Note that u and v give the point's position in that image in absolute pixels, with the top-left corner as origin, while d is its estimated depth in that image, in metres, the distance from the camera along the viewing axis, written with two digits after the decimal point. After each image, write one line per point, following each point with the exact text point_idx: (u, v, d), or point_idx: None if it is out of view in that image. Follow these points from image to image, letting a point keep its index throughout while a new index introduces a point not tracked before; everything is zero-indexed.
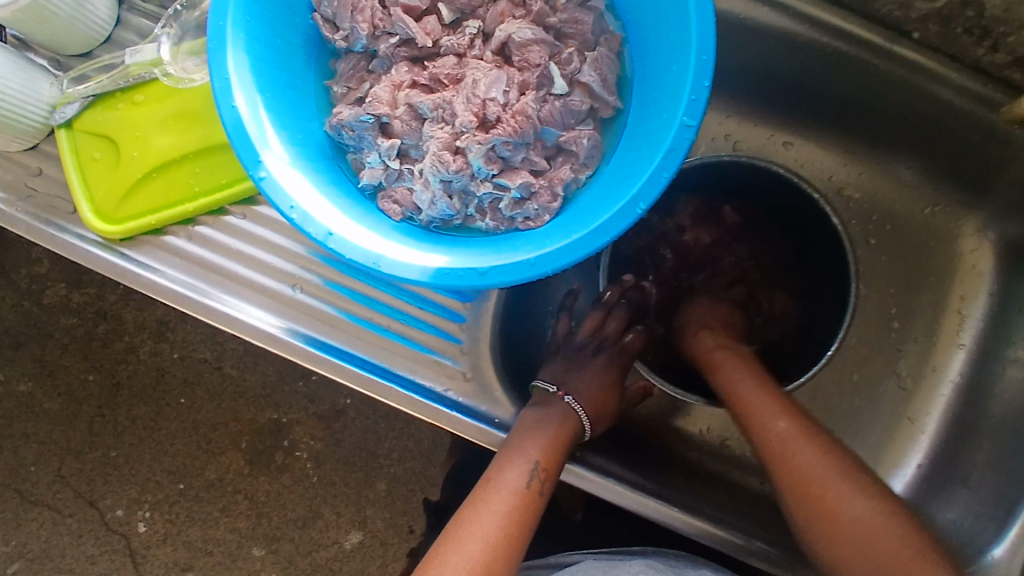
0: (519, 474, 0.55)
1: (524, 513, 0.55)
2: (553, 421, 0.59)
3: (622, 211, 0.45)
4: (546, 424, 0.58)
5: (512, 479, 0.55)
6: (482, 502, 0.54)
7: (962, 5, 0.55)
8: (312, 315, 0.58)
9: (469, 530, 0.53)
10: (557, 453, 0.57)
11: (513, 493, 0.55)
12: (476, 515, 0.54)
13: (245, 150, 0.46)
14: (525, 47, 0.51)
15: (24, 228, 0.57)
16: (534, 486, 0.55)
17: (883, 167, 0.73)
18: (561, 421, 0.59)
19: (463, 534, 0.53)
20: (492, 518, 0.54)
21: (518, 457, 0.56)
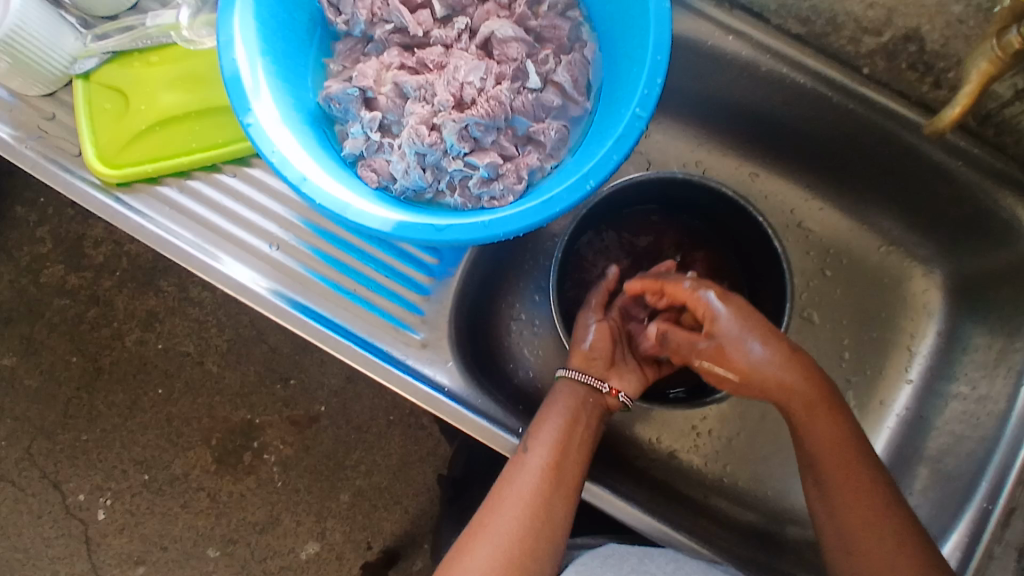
0: (537, 453, 0.58)
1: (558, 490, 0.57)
2: (566, 399, 0.61)
3: (573, 186, 0.49)
4: (559, 404, 0.61)
5: (532, 460, 0.57)
6: (505, 486, 0.57)
7: (905, 40, 0.60)
8: (286, 274, 0.61)
9: (498, 512, 0.56)
10: (571, 431, 0.59)
11: (534, 472, 0.57)
12: (502, 499, 0.56)
13: (238, 99, 0.50)
14: (504, 43, 0.57)
15: (31, 164, 0.63)
16: (564, 465, 0.58)
17: (843, 205, 0.77)
18: (575, 401, 0.61)
19: (494, 516, 0.56)
20: (518, 499, 0.56)
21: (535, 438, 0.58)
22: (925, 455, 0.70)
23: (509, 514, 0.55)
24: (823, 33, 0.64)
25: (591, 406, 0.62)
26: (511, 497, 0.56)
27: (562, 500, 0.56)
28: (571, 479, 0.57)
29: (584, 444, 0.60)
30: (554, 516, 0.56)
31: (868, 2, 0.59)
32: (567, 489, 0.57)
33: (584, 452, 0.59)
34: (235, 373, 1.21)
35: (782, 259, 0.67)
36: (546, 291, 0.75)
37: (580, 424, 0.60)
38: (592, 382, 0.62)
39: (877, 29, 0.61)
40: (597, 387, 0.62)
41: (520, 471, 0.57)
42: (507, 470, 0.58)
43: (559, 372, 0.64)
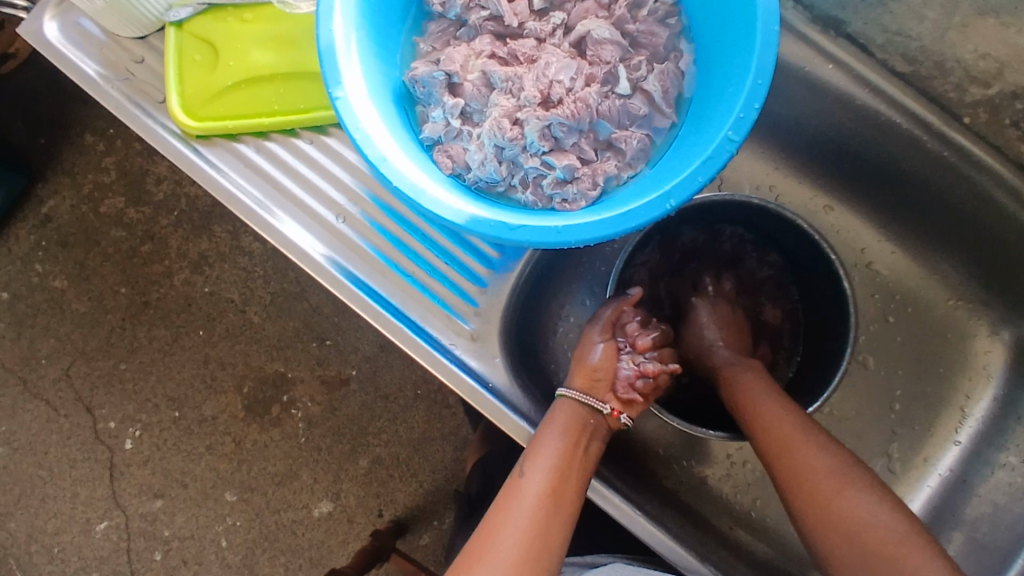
0: (534, 477, 0.56)
1: (554, 521, 0.55)
2: (563, 418, 0.59)
3: (652, 203, 0.48)
4: (556, 423, 0.59)
5: (529, 484, 0.56)
6: (501, 510, 0.55)
7: (1012, 97, 0.60)
8: (348, 247, 0.61)
9: (493, 539, 0.54)
10: (570, 453, 0.57)
11: (530, 497, 0.56)
12: (498, 524, 0.55)
13: (329, 70, 0.50)
14: (599, 45, 0.56)
15: (114, 104, 0.64)
16: (562, 493, 0.56)
17: (916, 251, 0.74)
18: (572, 421, 0.59)
19: (490, 543, 0.54)
20: (516, 524, 0.54)
21: (533, 460, 0.57)
22: (961, 521, 0.68)
23: (506, 541, 0.53)
24: (926, 76, 0.63)
25: (587, 426, 0.60)
26: (507, 522, 0.54)
27: (561, 528, 0.55)
28: (570, 505, 0.56)
29: (584, 467, 0.58)
30: (552, 543, 0.54)
31: (981, 53, 0.59)
32: (565, 514, 0.55)
33: (584, 475, 0.58)
34: (274, 326, 1.23)
35: (850, 301, 0.65)
36: (596, 297, 0.74)
37: (581, 447, 0.58)
38: (593, 403, 0.61)
39: (985, 81, 0.60)
40: (597, 408, 0.61)
41: (516, 496, 0.56)
42: (504, 495, 0.57)
43: (560, 390, 0.61)
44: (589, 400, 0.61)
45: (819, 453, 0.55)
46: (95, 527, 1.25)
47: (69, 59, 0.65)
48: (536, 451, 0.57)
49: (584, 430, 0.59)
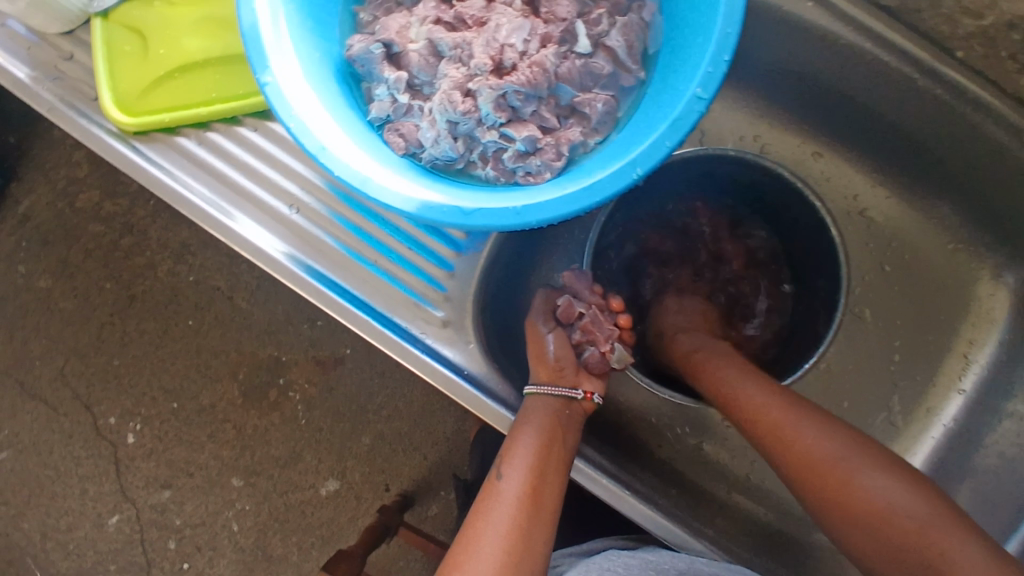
0: (507, 480, 0.53)
1: (533, 524, 0.51)
2: (536, 415, 0.54)
3: (618, 173, 0.44)
4: (530, 419, 0.55)
5: (502, 487, 0.53)
6: (478, 520, 0.52)
7: (1008, 28, 0.52)
8: (303, 239, 0.58)
9: (468, 555, 0.50)
10: (548, 448, 0.53)
11: (510, 501, 0.52)
12: (477, 536, 0.51)
13: (255, 54, 0.46)
14: (553, 1, 0.52)
15: (46, 107, 0.59)
16: (539, 493, 0.52)
17: (912, 194, 0.70)
18: (545, 419, 0.55)
19: (467, 556, 0.50)
20: (493, 533, 0.51)
21: (508, 463, 0.54)
22: (968, 472, 0.65)
23: (481, 554, 0.50)
24: (915, 10, 0.56)
25: (567, 415, 0.56)
26: (486, 532, 0.51)
27: (541, 532, 0.52)
28: (549, 505, 0.53)
29: (563, 460, 0.54)
30: (532, 548, 0.51)
31: None
32: (545, 515, 0.52)
33: (563, 473, 0.54)
34: (264, 310, 1.21)
35: (838, 248, 0.62)
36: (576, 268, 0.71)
37: (559, 440, 0.54)
38: (565, 391, 0.56)
39: (977, 11, 0.53)
40: (571, 396, 0.57)
41: (495, 501, 0.52)
42: (481, 503, 0.53)
43: (528, 388, 0.56)
44: (555, 389, 0.56)
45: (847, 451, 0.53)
46: (106, 521, 1.25)
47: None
48: (507, 448, 0.54)
49: (563, 421, 0.55)
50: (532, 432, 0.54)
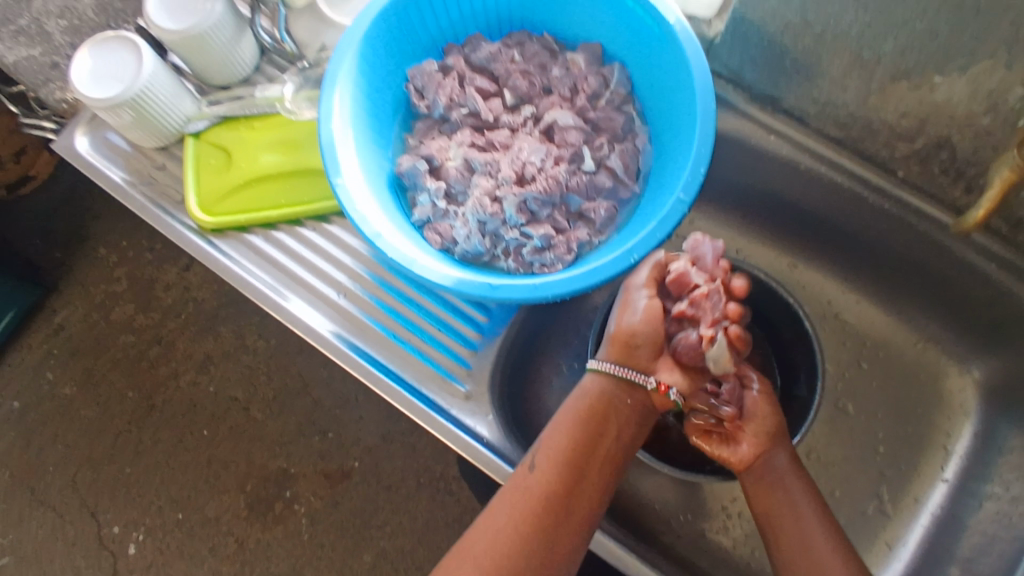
0: (544, 458, 0.57)
1: (568, 507, 0.55)
2: (591, 401, 0.59)
3: (618, 258, 0.54)
4: (585, 407, 0.59)
5: (540, 464, 0.56)
6: (517, 487, 0.56)
7: (938, 147, 0.63)
8: (347, 318, 0.67)
9: (499, 520, 0.55)
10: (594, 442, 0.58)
11: (550, 480, 0.56)
12: (512, 501, 0.55)
13: (329, 163, 0.57)
14: (565, 130, 0.64)
15: (139, 207, 0.72)
16: (579, 479, 0.56)
17: (878, 300, 0.80)
18: (596, 397, 0.59)
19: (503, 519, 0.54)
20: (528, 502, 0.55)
21: (553, 446, 0.57)
22: (958, 557, 0.68)
23: (507, 524, 0.54)
24: (859, 139, 0.68)
25: (623, 405, 0.60)
26: (523, 500, 0.55)
27: (572, 517, 0.55)
28: (587, 495, 0.56)
29: (607, 457, 0.58)
30: (564, 526, 0.54)
31: (901, 111, 0.62)
32: (582, 500, 0.56)
33: (606, 468, 0.58)
34: (277, 422, 1.27)
35: (812, 336, 0.69)
36: (583, 359, 0.79)
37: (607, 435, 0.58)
38: (637, 376, 0.59)
39: (911, 135, 0.64)
40: (641, 382, 0.60)
41: (537, 476, 0.56)
42: (516, 477, 0.57)
43: (593, 364, 0.60)
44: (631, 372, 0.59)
45: (845, 567, 0.54)
46: None
47: (96, 167, 0.73)
48: (555, 430, 0.58)
49: (616, 414, 0.59)
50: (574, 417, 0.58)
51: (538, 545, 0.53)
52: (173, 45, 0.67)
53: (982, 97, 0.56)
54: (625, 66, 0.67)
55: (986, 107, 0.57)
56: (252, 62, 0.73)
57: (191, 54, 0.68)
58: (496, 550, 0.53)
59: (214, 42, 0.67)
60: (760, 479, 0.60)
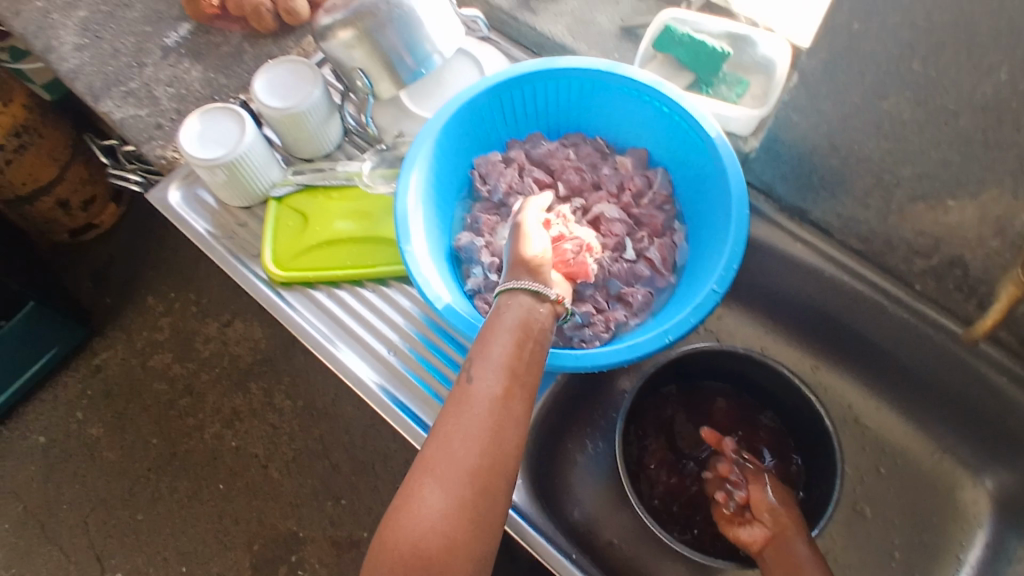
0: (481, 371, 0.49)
1: (507, 418, 0.48)
2: (512, 317, 0.52)
3: (654, 337, 0.60)
4: (505, 323, 0.52)
5: (476, 378, 0.49)
6: (454, 411, 0.49)
7: (952, 265, 0.69)
8: (394, 374, 0.72)
9: (445, 450, 0.47)
10: (522, 350, 0.51)
11: (487, 397, 0.48)
12: (452, 428, 0.48)
13: (401, 233, 0.64)
14: (610, 222, 0.72)
15: (218, 257, 0.79)
16: (512, 388, 0.49)
17: (897, 408, 0.83)
18: (518, 313, 0.52)
19: (445, 450, 0.47)
20: (473, 425, 0.47)
21: (481, 361, 0.50)
22: None
23: (454, 445, 0.47)
24: (880, 252, 0.74)
25: (535, 313, 0.53)
26: (461, 423, 0.48)
27: (509, 427, 0.48)
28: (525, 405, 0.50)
29: (536, 362, 0.51)
30: (508, 445, 0.48)
31: (918, 230, 0.68)
32: (521, 412, 0.49)
33: (535, 373, 0.51)
34: (293, 483, 1.29)
35: (833, 437, 0.70)
36: (608, 438, 0.83)
37: (531, 341, 0.51)
38: (536, 286, 0.54)
39: (926, 252, 0.70)
40: (543, 293, 0.54)
41: (470, 395, 0.49)
42: (452, 401, 0.49)
43: (502, 285, 0.54)
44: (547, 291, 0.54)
45: None
46: None
47: (183, 218, 0.81)
48: (479, 347, 0.51)
49: (530, 322, 0.52)
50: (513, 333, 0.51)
51: (495, 463, 0.47)
52: (273, 119, 0.76)
53: (991, 221, 0.63)
54: (667, 171, 0.75)
55: (994, 231, 0.63)
56: (336, 140, 0.82)
57: (287, 130, 0.78)
58: (448, 486, 0.46)
59: (309, 121, 0.77)
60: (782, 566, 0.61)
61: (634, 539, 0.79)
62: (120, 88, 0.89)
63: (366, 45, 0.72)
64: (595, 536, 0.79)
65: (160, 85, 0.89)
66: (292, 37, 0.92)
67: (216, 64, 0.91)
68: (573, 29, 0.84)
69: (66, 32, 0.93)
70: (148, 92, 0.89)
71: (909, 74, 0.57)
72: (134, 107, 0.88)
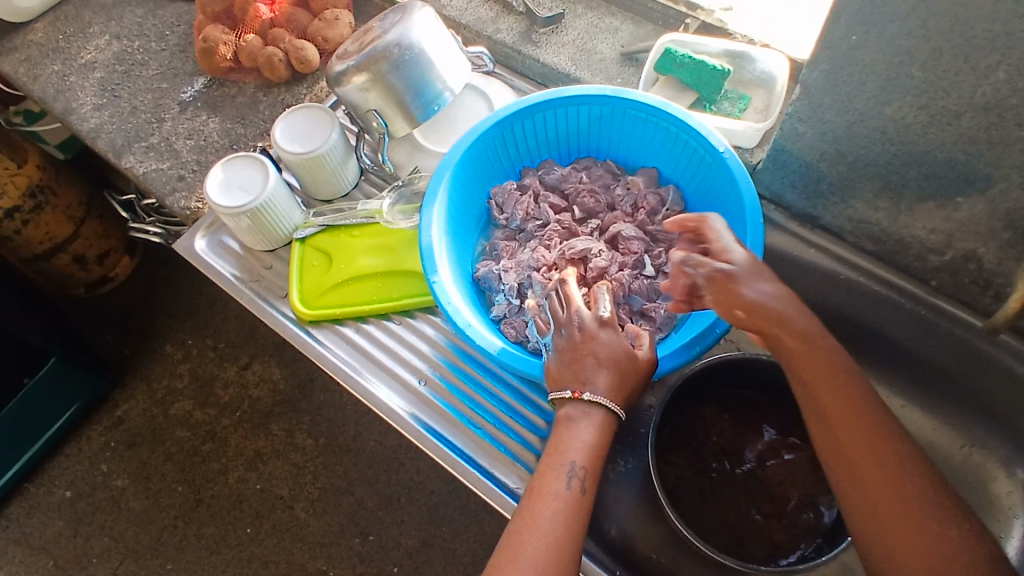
0: (558, 478, 0.53)
1: (574, 518, 0.52)
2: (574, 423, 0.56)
3: (682, 350, 0.63)
4: (570, 430, 0.56)
5: (553, 485, 0.53)
6: (526, 514, 0.52)
7: (965, 260, 0.70)
8: (426, 404, 0.73)
9: (518, 556, 0.50)
10: (586, 455, 0.54)
11: (555, 499, 0.52)
12: (524, 530, 0.52)
13: (428, 262, 0.67)
14: (628, 240, 0.73)
15: (247, 300, 0.81)
16: (576, 488, 0.53)
17: (922, 404, 0.83)
18: (580, 420, 0.56)
19: (518, 550, 0.50)
20: (545, 526, 0.51)
21: (550, 467, 0.54)
22: None
23: (527, 548, 0.50)
24: (892, 252, 0.76)
25: (601, 422, 0.56)
26: (534, 524, 0.51)
27: (574, 530, 0.52)
28: (587, 506, 0.53)
29: (597, 466, 0.55)
30: (574, 546, 0.51)
31: (929, 228, 0.70)
32: (585, 513, 0.53)
33: (597, 477, 0.55)
34: (320, 522, 1.29)
35: None
36: (638, 452, 0.83)
37: (595, 448, 0.55)
38: (608, 403, 0.56)
39: (939, 250, 0.71)
40: (613, 410, 0.56)
41: (541, 497, 0.53)
42: (525, 504, 0.53)
43: (586, 394, 0.56)
44: (609, 405, 0.56)
45: None
46: None
47: (210, 265, 0.83)
48: (548, 453, 0.56)
49: (593, 427, 0.56)
50: (586, 445, 0.55)
51: (564, 563, 0.50)
52: (292, 163, 0.79)
53: (1001, 214, 0.64)
54: (678, 187, 0.77)
55: (1005, 223, 0.64)
56: (353, 179, 0.85)
57: (306, 172, 0.80)
58: None
59: (328, 162, 0.79)
60: (870, 519, 0.53)
61: (673, 552, 0.79)
62: (141, 143, 0.92)
63: (380, 87, 0.75)
64: (634, 552, 0.79)
65: (180, 138, 0.92)
66: (304, 84, 0.95)
67: (233, 114, 0.94)
68: (575, 59, 0.87)
69: (86, 93, 0.97)
70: (168, 146, 0.91)
71: (908, 81, 0.59)
72: (155, 161, 0.90)
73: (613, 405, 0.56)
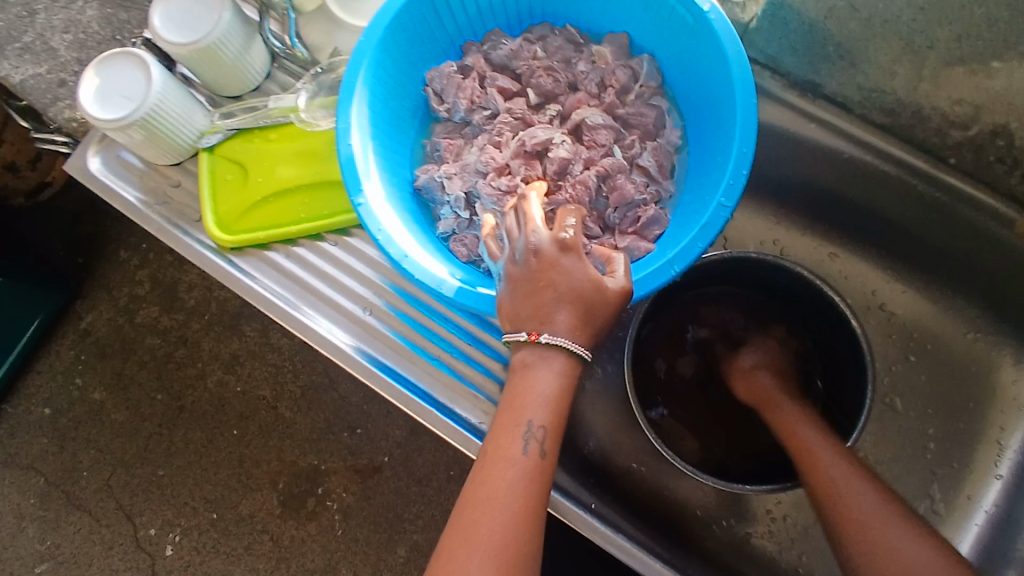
0: (515, 441, 0.47)
1: (534, 485, 0.46)
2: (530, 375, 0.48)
3: (659, 270, 0.52)
4: (526, 383, 0.48)
5: (509, 449, 0.47)
6: (481, 482, 0.47)
7: (994, 135, 0.63)
8: (375, 337, 0.64)
9: (473, 532, 0.45)
10: (546, 411, 0.48)
11: (512, 465, 0.47)
12: (480, 502, 0.46)
13: (351, 179, 0.55)
14: (594, 130, 0.61)
15: (155, 227, 0.69)
16: (535, 451, 0.47)
17: (927, 290, 0.75)
18: (537, 369, 0.48)
19: (475, 525, 0.45)
20: (502, 496, 0.46)
21: (505, 427, 0.48)
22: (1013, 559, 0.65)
23: (484, 522, 0.45)
24: (909, 124, 0.65)
25: (561, 369, 0.48)
26: (490, 494, 0.46)
27: (535, 497, 0.46)
28: (549, 467, 0.48)
29: (559, 421, 0.48)
30: (537, 513, 0.46)
31: (954, 98, 0.63)
32: (547, 475, 0.47)
33: (559, 432, 0.49)
34: (306, 418, 1.23)
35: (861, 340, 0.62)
36: (616, 360, 0.75)
37: (556, 401, 0.48)
38: (569, 345, 0.48)
39: (964, 123, 0.63)
40: (576, 352, 0.48)
41: (496, 463, 0.47)
42: (479, 470, 0.48)
43: (542, 337, 0.48)
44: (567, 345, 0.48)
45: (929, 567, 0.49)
46: None
47: (110, 188, 0.70)
48: (502, 410, 0.49)
49: (553, 376, 0.48)
50: (546, 400, 0.48)
51: (527, 534, 0.46)
52: (181, 57, 0.64)
53: None
54: (654, 58, 0.63)
55: None
56: (263, 70, 0.70)
57: (199, 65, 0.65)
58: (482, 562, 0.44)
59: (224, 52, 0.64)
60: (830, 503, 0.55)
61: (655, 463, 0.75)
62: (14, 45, 0.76)
63: None
64: (613, 466, 0.75)
65: (56, 33, 0.76)
66: None
67: None
68: None
69: None
70: (43, 44, 0.76)
71: None
72: (32, 64, 0.75)
73: (569, 344, 0.48)
